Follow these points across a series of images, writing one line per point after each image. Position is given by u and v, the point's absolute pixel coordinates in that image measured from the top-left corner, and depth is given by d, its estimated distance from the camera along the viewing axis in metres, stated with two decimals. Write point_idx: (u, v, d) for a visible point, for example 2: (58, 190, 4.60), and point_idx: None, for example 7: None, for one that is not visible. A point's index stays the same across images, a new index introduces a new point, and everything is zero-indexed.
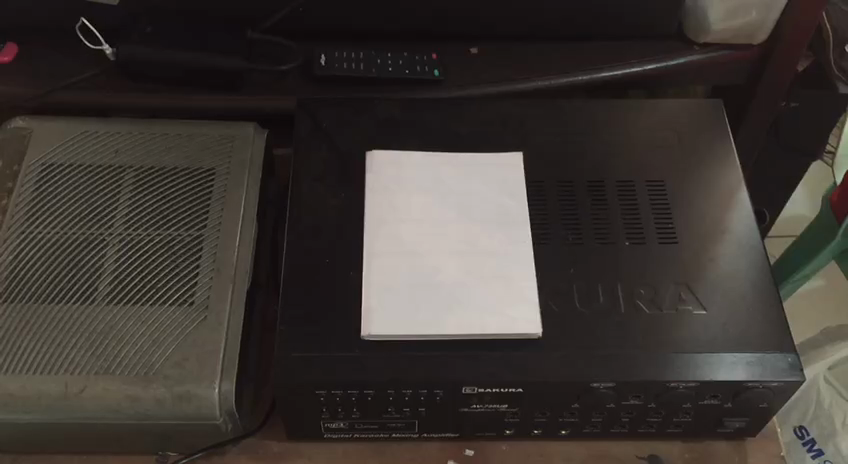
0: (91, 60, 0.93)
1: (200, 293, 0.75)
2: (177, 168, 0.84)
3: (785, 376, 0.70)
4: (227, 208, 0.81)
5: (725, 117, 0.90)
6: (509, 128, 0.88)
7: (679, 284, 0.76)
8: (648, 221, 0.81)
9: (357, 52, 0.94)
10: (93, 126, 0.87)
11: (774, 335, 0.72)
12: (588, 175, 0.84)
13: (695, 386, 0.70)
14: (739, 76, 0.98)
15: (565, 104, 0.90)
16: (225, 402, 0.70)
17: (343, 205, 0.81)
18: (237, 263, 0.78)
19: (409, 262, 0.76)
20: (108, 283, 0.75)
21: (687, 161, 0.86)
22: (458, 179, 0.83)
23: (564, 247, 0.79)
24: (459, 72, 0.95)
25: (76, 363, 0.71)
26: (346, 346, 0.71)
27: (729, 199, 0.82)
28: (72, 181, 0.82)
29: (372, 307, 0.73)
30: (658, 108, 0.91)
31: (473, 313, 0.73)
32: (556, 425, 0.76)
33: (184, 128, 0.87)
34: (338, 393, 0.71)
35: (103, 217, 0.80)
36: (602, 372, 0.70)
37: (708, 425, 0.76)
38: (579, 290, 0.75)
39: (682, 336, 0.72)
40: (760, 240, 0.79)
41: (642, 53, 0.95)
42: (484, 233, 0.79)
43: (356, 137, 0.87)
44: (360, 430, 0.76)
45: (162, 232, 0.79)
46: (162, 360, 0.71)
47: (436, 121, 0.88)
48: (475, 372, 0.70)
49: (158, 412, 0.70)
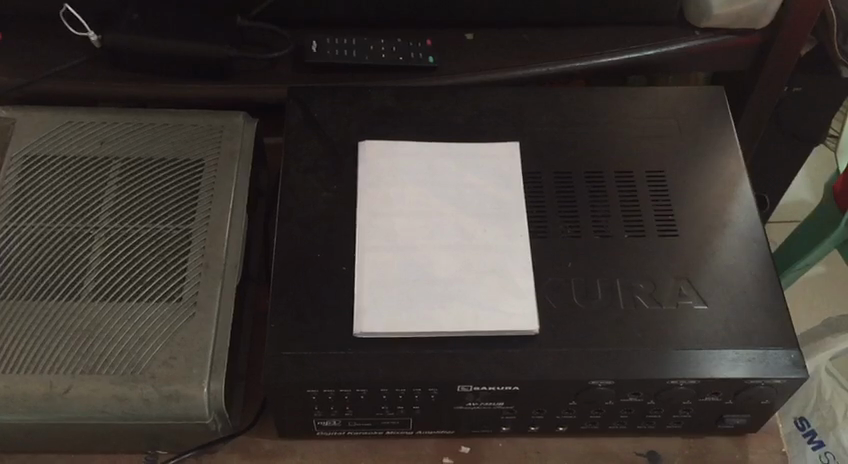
0: (74, 48, 0.91)
1: (188, 289, 0.73)
2: (165, 159, 0.82)
3: (788, 373, 0.68)
4: (216, 201, 0.79)
5: (726, 104, 0.88)
6: (506, 116, 0.86)
7: (679, 278, 0.74)
8: (648, 213, 0.78)
9: (350, 38, 0.91)
10: (78, 114, 0.84)
11: (776, 330, 0.71)
12: (587, 166, 0.82)
13: (696, 383, 0.69)
14: (741, 60, 0.95)
15: (563, 91, 0.88)
16: (215, 401, 0.69)
17: (334, 197, 0.79)
18: (226, 258, 0.76)
19: (403, 257, 0.74)
20: (94, 279, 0.73)
21: (688, 150, 0.83)
22: (453, 171, 0.81)
23: (562, 240, 0.77)
24: (455, 58, 0.92)
25: (60, 363, 0.69)
26: (338, 344, 0.69)
27: (731, 191, 0.80)
28: (55, 173, 0.80)
29: (365, 304, 0.71)
30: (659, 95, 0.88)
31: (470, 309, 0.71)
32: (554, 422, 0.74)
33: (171, 118, 0.85)
34: (331, 391, 0.69)
35: (88, 210, 0.78)
36: (600, 369, 0.68)
37: (708, 421, 0.75)
38: (577, 285, 0.74)
39: (683, 333, 0.71)
40: (761, 231, 0.77)
41: (643, 40, 0.93)
42: (480, 226, 0.77)
43: (350, 127, 0.84)
44: (353, 428, 0.75)
45: (149, 225, 0.77)
46: (149, 359, 0.69)
47: (431, 110, 0.86)
48: (470, 370, 0.68)
49: (146, 412, 0.68)
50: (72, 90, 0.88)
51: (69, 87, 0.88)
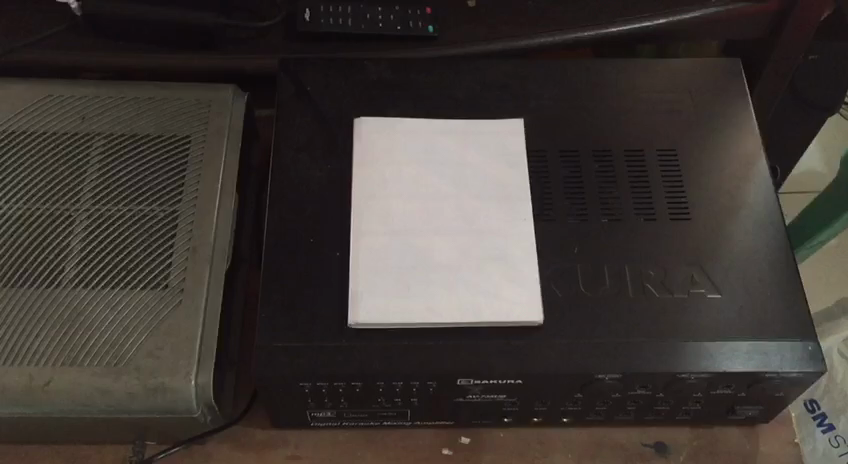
0: (53, 16, 0.86)
1: (175, 275, 0.70)
2: (150, 135, 0.77)
3: (805, 366, 0.65)
4: (204, 181, 0.75)
5: (741, 76, 0.83)
6: (509, 90, 0.81)
7: (691, 264, 0.70)
8: (659, 194, 0.74)
9: (346, 6, 0.86)
10: (57, 87, 0.80)
11: (793, 321, 0.67)
12: (595, 144, 0.77)
13: (708, 377, 0.65)
14: (756, 29, 0.89)
15: (570, 63, 0.83)
16: (202, 394, 0.66)
17: (328, 178, 0.75)
18: (215, 242, 0.72)
19: (399, 242, 0.71)
20: (76, 264, 0.70)
21: (702, 126, 0.79)
22: (453, 149, 0.76)
23: (568, 224, 0.73)
24: (456, 26, 0.87)
25: (40, 354, 0.66)
26: (332, 336, 0.66)
27: (747, 170, 0.76)
28: (33, 150, 0.75)
29: (359, 293, 0.67)
30: (672, 67, 0.83)
31: (470, 298, 0.67)
32: (558, 413, 0.71)
33: (157, 90, 0.80)
34: (325, 384, 0.66)
35: (68, 191, 0.73)
36: (606, 362, 0.65)
37: (718, 412, 0.72)
38: (584, 272, 0.70)
39: (694, 323, 0.67)
40: (778, 214, 0.73)
41: (654, 7, 0.88)
42: (482, 208, 0.73)
43: (345, 102, 0.80)
44: (349, 419, 0.72)
45: (133, 207, 0.73)
46: (134, 350, 0.66)
47: (430, 84, 0.81)
48: (470, 364, 0.65)
49: (131, 405, 0.65)
50: (53, 60, 0.83)
51: (49, 58, 0.83)
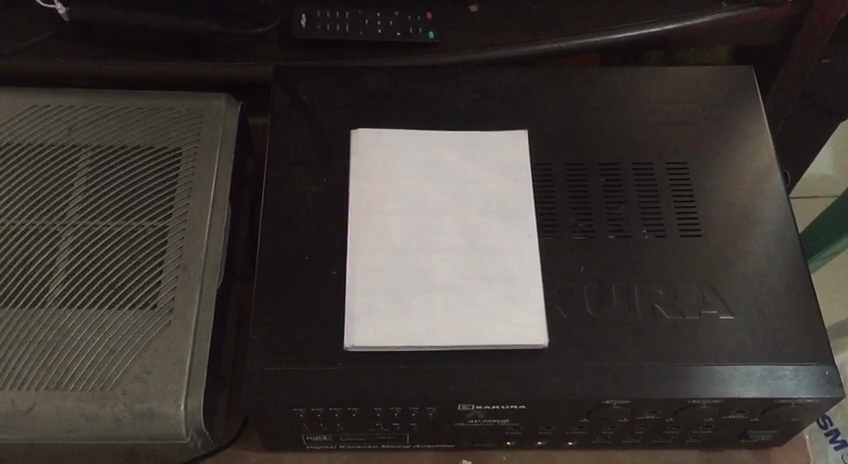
0: (41, 22, 0.83)
1: (164, 294, 0.67)
2: (140, 147, 0.75)
3: (821, 392, 0.62)
4: (196, 195, 0.72)
5: (755, 86, 0.80)
6: (513, 100, 0.78)
7: (702, 284, 0.67)
8: (669, 210, 0.71)
9: (343, 11, 0.83)
10: (45, 96, 0.77)
11: (809, 344, 0.64)
12: (601, 157, 0.75)
13: (720, 403, 0.62)
14: (770, 34, 0.86)
15: (576, 72, 0.80)
16: (192, 420, 0.63)
17: (324, 193, 0.72)
18: (206, 259, 0.69)
19: (397, 260, 0.68)
20: (62, 283, 0.67)
21: (713, 139, 0.76)
22: (454, 162, 0.73)
23: (573, 241, 0.70)
24: (458, 33, 0.84)
25: (23, 378, 0.63)
26: (327, 359, 0.63)
27: (759, 184, 0.73)
28: (18, 163, 0.73)
29: (356, 314, 0.65)
30: (682, 76, 0.80)
31: (471, 320, 0.65)
32: (563, 437, 0.68)
33: (147, 100, 0.77)
34: (319, 410, 0.63)
35: (54, 205, 0.71)
36: (613, 388, 0.62)
37: (730, 436, 0.69)
38: (592, 292, 0.67)
39: (705, 347, 0.64)
40: (792, 231, 0.70)
41: (664, 12, 0.84)
42: (483, 225, 0.70)
43: (342, 112, 0.77)
44: (345, 443, 0.69)
45: (121, 222, 0.70)
46: (120, 374, 0.63)
47: (430, 93, 0.79)
48: (470, 390, 0.62)
49: (118, 431, 0.62)
50: (41, 68, 0.81)
51: (36, 66, 0.81)
